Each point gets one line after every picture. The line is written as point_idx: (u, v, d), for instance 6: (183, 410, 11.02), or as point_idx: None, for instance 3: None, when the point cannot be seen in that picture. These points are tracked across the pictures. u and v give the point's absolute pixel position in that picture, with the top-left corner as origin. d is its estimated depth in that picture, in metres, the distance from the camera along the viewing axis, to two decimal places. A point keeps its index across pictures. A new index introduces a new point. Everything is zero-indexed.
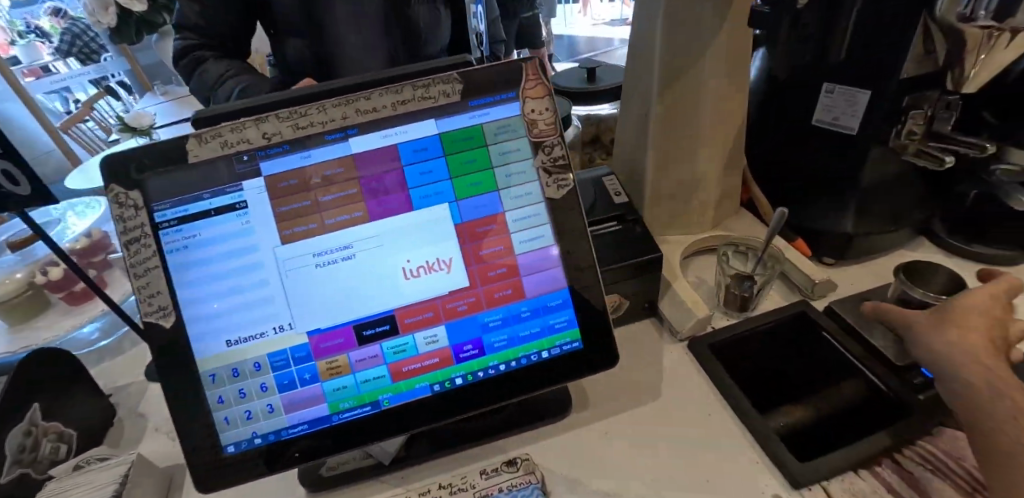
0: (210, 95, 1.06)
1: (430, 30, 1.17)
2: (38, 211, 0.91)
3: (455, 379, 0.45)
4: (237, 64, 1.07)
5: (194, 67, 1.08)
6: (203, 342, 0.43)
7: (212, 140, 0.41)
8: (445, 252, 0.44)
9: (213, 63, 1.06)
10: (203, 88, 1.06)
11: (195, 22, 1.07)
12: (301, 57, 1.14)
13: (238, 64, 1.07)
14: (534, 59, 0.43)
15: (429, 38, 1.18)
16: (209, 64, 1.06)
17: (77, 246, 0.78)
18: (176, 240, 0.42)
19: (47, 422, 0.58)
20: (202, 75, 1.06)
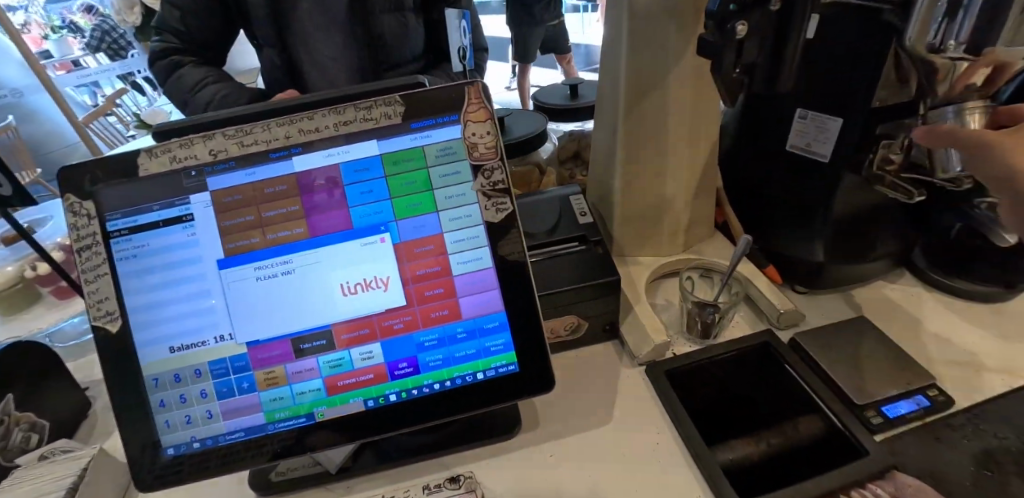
0: (187, 98, 1.18)
1: (394, 40, 1.22)
2: (42, 206, 0.95)
3: (390, 396, 0.46)
4: (216, 71, 1.20)
5: (171, 70, 1.18)
6: (147, 348, 0.44)
7: (162, 155, 0.43)
8: (382, 270, 0.45)
9: (190, 69, 1.18)
10: (181, 91, 1.18)
11: (173, 25, 1.16)
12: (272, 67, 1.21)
13: (214, 70, 1.20)
14: (477, 84, 0.45)
15: (393, 47, 1.22)
16: (186, 69, 1.17)
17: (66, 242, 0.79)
18: (126, 249, 0.44)
19: (19, 412, 0.60)
20: (178, 80, 1.18)
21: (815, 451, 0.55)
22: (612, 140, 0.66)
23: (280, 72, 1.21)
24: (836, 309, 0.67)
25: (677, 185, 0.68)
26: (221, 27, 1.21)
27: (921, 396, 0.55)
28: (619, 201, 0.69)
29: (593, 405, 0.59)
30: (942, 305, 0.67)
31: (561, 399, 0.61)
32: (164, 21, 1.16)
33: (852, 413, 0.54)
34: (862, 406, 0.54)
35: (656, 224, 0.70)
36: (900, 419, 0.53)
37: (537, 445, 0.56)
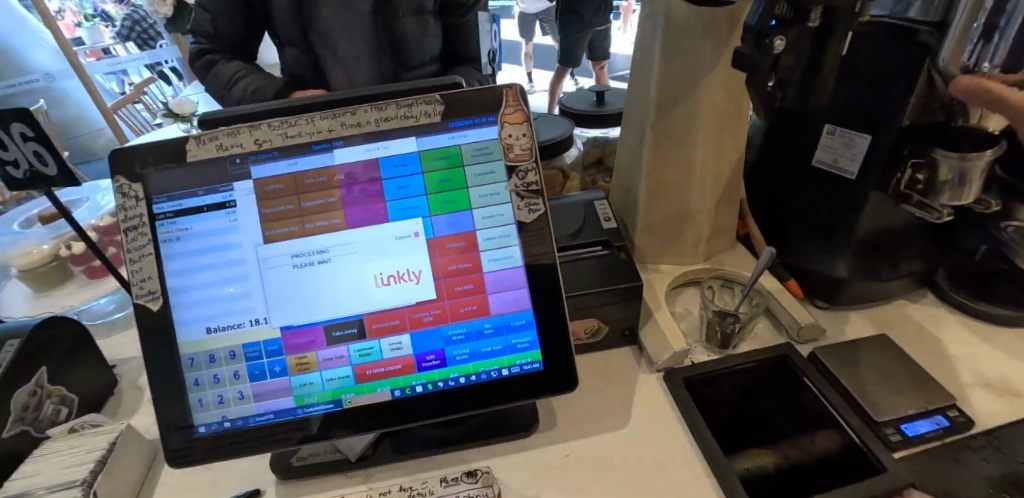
0: (224, 94, 1.22)
1: (415, 39, 1.21)
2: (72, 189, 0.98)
3: (416, 387, 0.47)
4: (248, 65, 1.22)
5: (206, 68, 1.22)
6: (185, 328, 0.45)
7: (209, 142, 0.44)
8: (414, 264, 0.46)
9: (223, 65, 1.21)
10: (217, 88, 1.21)
11: (206, 29, 1.20)
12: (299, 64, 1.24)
13: (247, 64, 1.23)
14: (515, 87, 0.46)
15: (413, 46, 1.22)
16: (219, 66, 1.20)
17: (99, 223, 0.82)
18: (170, 231, 0.45)
19: (52, 385, 0.62)
20: (215, 78, 1.21)
21: (832, 466, 0.55)
22: (640, 148, 0.67)
23: (306, 68, 1.24)
24: (858, 326, 0.67)
25: (702, 195, 0.68)
26: (248, 29, 1.23)
27: (942, 417, 0.55)
28: (644, 208, 0.70)
29: (610, 408, 0.60)
30: (964, 328, 0.66)
31: (578, 400, 0.61)
32: (197, 25, 1.21)
33: (870, 430, 0.54)
34: (881, 423, 0.54)
35: (678, 232, 0.71)
36: (919, 438, 0.53)
37: (554, 444, 0.57)
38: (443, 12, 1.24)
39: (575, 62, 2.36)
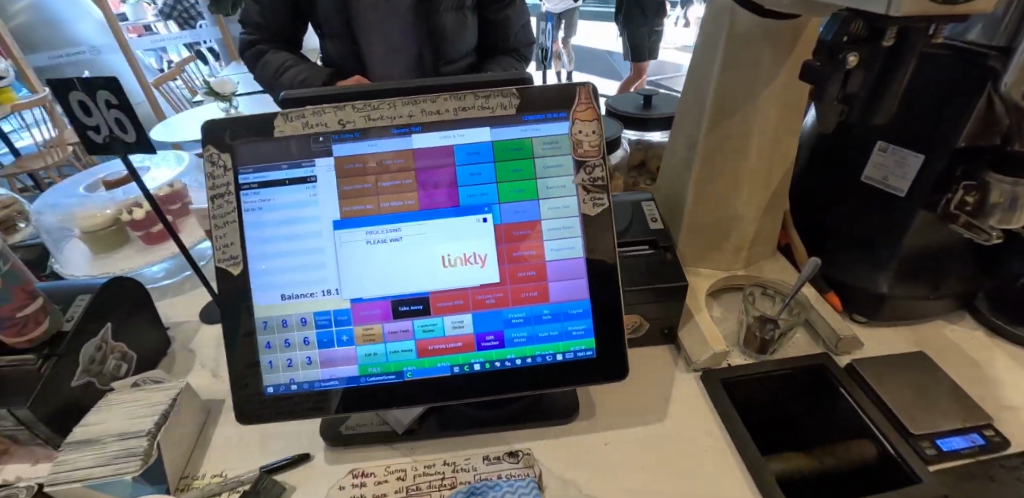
0: (273, 83, 1.24)
1: (456, 34, 1.21)
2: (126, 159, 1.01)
3: (474, 365, 0.49)
4: (296, 55, 1.25)
5: (257, 58, 1.25)
6: (261, 294, 0.48)
7: (296, 120, 0.47)
8: (481, 248, 0.48)
9: (273, 55, 1.23)
10: (267, 76, 1.24)
11: (254, 19, 1.23)
12: (342, 54, 1.27)
13: (294, 55, 1.25)
14: (588, 86, 0.48)
15: (454, 42, 1.22)
16: (270, 55, 1.22)
17: (160, 193, 0.85)
18: (253, 201, 0.48)
19: (114, 341, 0.65)
20: (265, 66, 1.24)
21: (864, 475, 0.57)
22: (691, 153, 0.69)
23: (348, 59, 1.27)
24: (894, 342, 0.68)
25: (748, 203, 0.70)
26: (293, 19, 1.25)
27: (977, 435, 0.56)
28: (690, 212, 0.71)
29: (648, 403, 0.62)
30: (1002, 352, 0.67)
31: (617, 393, 0.63)
32: (247, 16, 1.23)
33: (906, 442, 0.55)
34: (917, 436, 0.55)
35: (721, 238, 0.72)
36: (957, 453, 0.54)
37: (594, 432, 0.59)
38: (482, 7, 1.24)
39: (642, 57, 2.17)
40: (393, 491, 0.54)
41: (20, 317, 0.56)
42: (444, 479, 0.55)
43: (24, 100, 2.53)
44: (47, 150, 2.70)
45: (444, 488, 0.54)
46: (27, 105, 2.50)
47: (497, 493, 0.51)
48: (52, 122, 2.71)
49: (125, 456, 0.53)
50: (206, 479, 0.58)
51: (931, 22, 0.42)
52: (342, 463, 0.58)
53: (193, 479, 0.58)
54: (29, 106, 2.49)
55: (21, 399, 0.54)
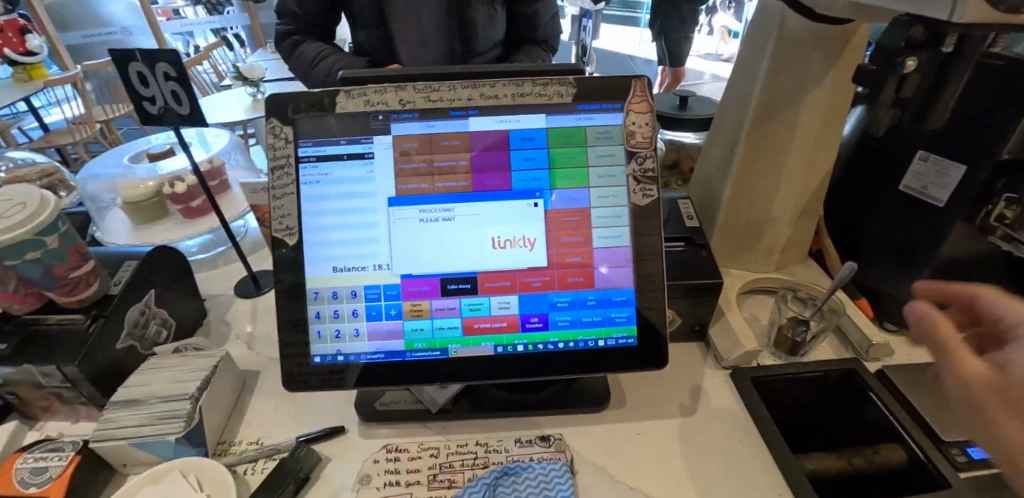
0: (308, 73, 1.26)
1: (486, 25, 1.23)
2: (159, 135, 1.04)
3: (517, 345, 0.50)
4: (331, 46, 1.27)
5: (292, 49, 1.27)
6: (315, 265, 0.49)
7: (357, 97, 0.48)
8: (531, 232, 0.49)
9: (309, 46, 1.25)
10: (302, 66, 1.26)
11: (291, 9, 1.25)
12: (375, 43, 1.28)
13: (329, 45, 1.27)
14: (643, 79, 0.49)
15: (484, 33, 1.24)
16: (306, 46, 1.25)
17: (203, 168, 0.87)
18: (311, 174, 0.49)
19: (156, 307, 0.67)
20: (300, 56, 1.25)
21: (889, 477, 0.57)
22: (730, 154, 0.70)
23: (381, 49, 1.28)
24: (924, 352, 0.68)
25: (784, 206, 0.71)
26: (328, 8, 1.27)
27: None
28: (725, 212, 0.72)
29: (677, 397, 0.63)
30: None
31: (647, 385, 0.64)
32: (284, 7, 1.25)
33: (937, 448, 0.55)
34: (947, 443, 0.55)
35: (754, 240, 0.73)
36: (987, 462, 0.53)
37: (624, 422, 0.60)
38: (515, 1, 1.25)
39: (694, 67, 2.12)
40: (427, 467, 0.56)
41: (72, 277, 0.57)
42: (477, 459, 0.56)
43: (57, 77, 2.59)
44: (75, 127, 2.75)
45: (477, 467, 0.55)
46: (59, 81, 2.56)
47: (530, 475, 0.53)
48: (81, 99, 2.77)
49: (169, 417, 0.55)
50: (243, 446, 0.59)
51: (991, 29, 0.43)
52: (377, 438, 0.59)
53: (230, 445, 0.59)
54: (61, 83, 2.55)
55: (69, 357, 0.55)
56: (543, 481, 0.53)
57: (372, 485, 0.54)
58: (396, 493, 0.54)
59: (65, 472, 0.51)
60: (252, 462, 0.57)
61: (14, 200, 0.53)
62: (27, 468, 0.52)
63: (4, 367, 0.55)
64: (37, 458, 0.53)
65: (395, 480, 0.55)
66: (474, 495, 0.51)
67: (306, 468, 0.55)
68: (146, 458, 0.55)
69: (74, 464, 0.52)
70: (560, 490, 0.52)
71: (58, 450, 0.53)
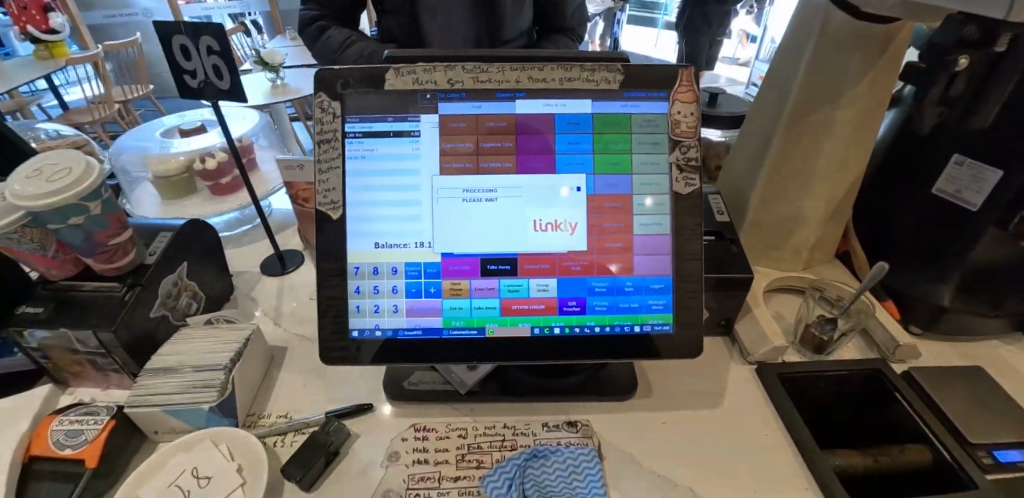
0: (334, 58, 1.26)
1: (512, 13, 1.23)
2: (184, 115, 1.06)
3: (554, 328, 0.50)
4: (357, 32, 1.27)
5: (318, 33, 1.27)
6: (358, 240, 0.50)
7: (406, 75, 0.48)
8: (573, 216, 0.49)
9: (336, 31, 1.25)
10: (328, 51, 1.26)
11: None
12: (401, 30, 1.28)
13: (355, 31, 1.27)
14: (690, 68, 0.49)
15: (510, 21, 1.24)
16: (333, 31, 1.25)
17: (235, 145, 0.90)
18: (357, 149, 0.49)
19: (188, 280, 0.67)
20: (327, 41, 1.26)
21: (913, 476, 0.57)
22: (763, 151, 0.70)
23: (406, 36, 1.28)
24: (949, 356, 0.68)
25: (813, 206, 0.71)
26: None
27: None
28: (754, 209, 0.73)
29: (702, 389, 0.63)
30: None
31: (672, 377, 0.64)
32: None
33: (964, 449, 0.55)
34: (974, 445, 0.55)
35: (782, 238, 0.73)
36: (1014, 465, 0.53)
37: (651, 411, 0.60)
38: None
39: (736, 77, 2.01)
40: (455, 447, 0.56)
41: (111, 245, 0.58)
42: (505, 441, 0.56)
43: (78, 56, 2.62)
44: (94, 106, 2.78)
45: (505, 449, 0.56)
46: (80, 60, 2.58)
47: (559, 459, 0.53)
48: (100, 79, 2.80)
49: (204, 386, 0.55)
50: (272, 418, 0.60)
51: None
52: (405, 417, 0.60)
53: (260, 417, 0.60)
54: (82, 62, 2.58)
55: (105, 323, 0.56)
56: (572, 466, 0.53)
57: (401, 462, 0.55)
58: (425, 470, 0.54)
59: (101, 435, 0.52)
60: (282, 435, 0.58)
61: (59, 165, 0.53)
62: (62, 430, 0.52)
63: (41, 330, 0.55)
64: (73, 421, 0.53)
65: (423, 459, 0.55)
66: (505, 474, 0.51)
67: (336, 442, 0.55)
68: (178, 426, 0.55)
69: (109, 429, 0.53)
70: (589, 476, 0.52)
71: (93, 414, 0.54)
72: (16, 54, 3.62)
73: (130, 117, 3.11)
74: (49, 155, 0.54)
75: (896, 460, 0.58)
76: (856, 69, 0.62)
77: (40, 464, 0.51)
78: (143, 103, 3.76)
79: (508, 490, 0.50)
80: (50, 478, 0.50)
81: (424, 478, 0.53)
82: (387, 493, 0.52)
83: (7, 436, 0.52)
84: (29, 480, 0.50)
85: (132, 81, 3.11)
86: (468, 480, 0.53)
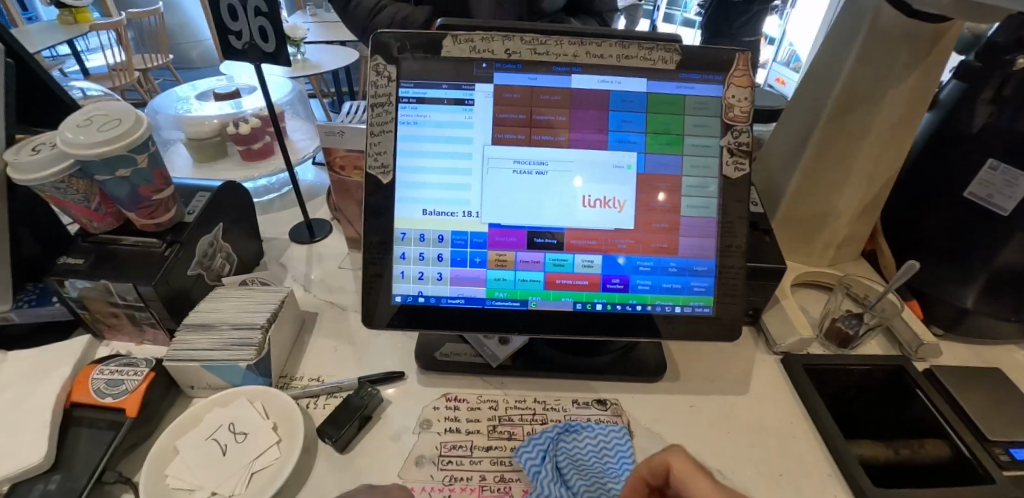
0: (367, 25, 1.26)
1: None
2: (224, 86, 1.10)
3: (596, 304, 0.51)
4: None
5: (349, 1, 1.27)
6: (405, 205, 0.50)
7: (464, 43, 0.48)
8: (622, 194, 0.50)
9: None
10: (361, 19, 1.26)
11: None
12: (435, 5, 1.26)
13: None
14: (748, 53, 0.49)
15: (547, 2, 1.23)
16: None
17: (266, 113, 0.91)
18: (410, 115, 0.49)
19: (222, 241, 0.67)
20: (359, 8, 1.25)
21: (929, 470, 0.58)
22: (801, 144, 0.70)
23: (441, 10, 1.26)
24: (973, 359, 0.69)
25: (847, 202, 0.71)
26: None
27: None
28: (787, 202, 0.73)
29: (728, 376, 0.64)
30: None
31: (699, 362, 0.65)
32: None
33: (982, 446, 0.56)
34: (992, 441, 0.56)
35: (812, 233, 0.74)
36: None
37: (678, 394, 0.61)
38: None
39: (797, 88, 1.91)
40: (486, 418, 0.57)
41: (154, 201, 0.58)
42: (536, 415, 0.57)
43: (101, 22, 2.63)
44: (114, 73, 2.81)
45: (535, 423, 0.57)
46: (103, 26, 2.60)
47: (591, 435, 0.54)
48: (121, 46, 2.81)
49: (242, 344, 0.56)
50: (304, 381, 0.60)
51: None
52: (436, 387, 0.60)
53: (292, 379, 0.60)
54: (106, 28, 2.60)
55: (146, 278, 0.56)
56: (603, 441, 0.54)
57: (433, 430, 0.56)
58: (456, 439, 0.55)
59: (140, 386, 0.53)
60: (314, 397, 0.58)
61: (109, 116, 0.53)
62: (103, 379, 0.53)
63: (82, 280, 0.56)
64: (113, 370, 0.54)
65: (454, 428, 0.56)
66: (538, 446, 0.52)
67: (370, 407, 0.56)
68: (214, 382, 0.56)
69: (148, 380, 0.53)
70: (620, 452, 0.53)
71: (133, 365, 0.55)
72: (38, 18, 3.64)
73: (148, 86, 3.13)
74: (99, 107, 0.55)
75: (916, 453, 0.58)
76: (901, 66, 0.62)
77: (81, 411, 0.52)
78: (162, 73, 3.78)
79: (542, 461, 0.51)
80: (90, 424, 0.51)
81: (456, 446, 0.54)
82: (420, 458, 0.53)
83: (51, 381, 0.53)
84: (70, 425, 0.51)
85: (151, 49, 3.11)
86: (500, 450, 0.54)
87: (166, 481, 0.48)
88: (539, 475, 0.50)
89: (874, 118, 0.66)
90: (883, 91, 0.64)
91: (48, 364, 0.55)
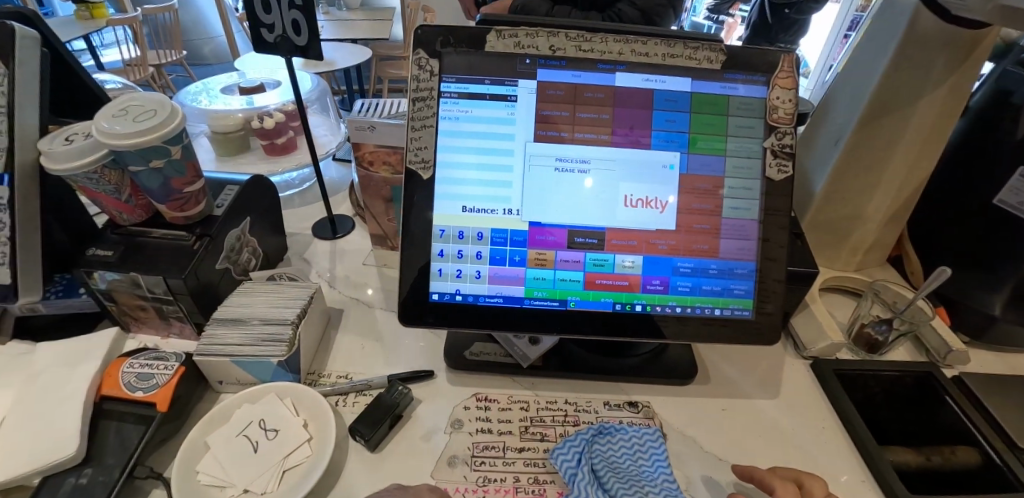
0: None
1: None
2: (246, 82, 1.12)
3: (635, 305, 0.52)
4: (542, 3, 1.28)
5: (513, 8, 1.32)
6: (446, 202, 0.50)
7: (508, 38, 0.47)
8: (664, 194, 0.50)
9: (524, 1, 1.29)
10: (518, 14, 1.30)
11: None
12: None
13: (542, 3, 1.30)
14: (793, 54, 0.48)
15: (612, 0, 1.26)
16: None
17: (287, 108, 0.94)
18: (452, 110, 0.49)
19: (248, 236, 0.66)
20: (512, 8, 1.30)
21: (961, 478, 0.57)
22: (832, 148, 0.70)
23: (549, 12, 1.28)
24: (1002, 367, 0.67)
25: (876, 207, 0.71)
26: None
27: None
28: (816, 206, 0.73)
29: (758, 379, 0.63)
30: None
31: (727, 366, 0.65)
32: None
33: (1013, 453, 0.55)
34: None
35: (840, 238, 0.74)
36: None
37: (707, 397, 0.61)
38: None
39: None
40: (518, 418, 0.56)
41: (185, 193, 0.57)
42: (568, 417, 0.57)
43: (116, 17, 2.65)
44: (128, 68, 2.84)
45: (567, 424, 0.56)
46: (120, 22, 2.61)
47: (625, 437, 0.53)
48: (136, 42, 2.84)
49: (272, 340, 0.55)
50: (332, 378, 0.59)
51: None
52: (465, 386, 0.59)
53: (320, 376, 0.60)
54: (121, 24, 2.62)
55: (176, 271, 0.55)
56: (637, 444, 0.53)
57: (464, 430, 0.55)
58: (488, 440, 0.54)
59: (171, 380, 0.52)
60: (343, 395, 0.58)
61: (144, 107, 0.53)
62: (133, 372, 0.53)
63: (112, 272, 0.55)
64: (143, 364, 0.53)
65: (486, 428, 0.55)
66: (573, 448, 0.51)
67: (402, 405, 0.56)
68: (243, 377, 0.56)
69: (179, 375, 0.53)
70: (655, 455, 0.52)
71: (162, 359, 0.54)
72: (55, 13, 3.67)
73: (161, 81, 3.15)
74: (133, 98, 0.54)
75: (948, 460, 0.58)
76: (938, 72, 0.62)
77: (111, 404, 0.51)
78: (178, 68, 3.85)
79: (578, 463, 0.50)
80: (120, 417, 0.50)
81: (489, 447, 0.53)
82: (453, 458, 0.52)
83: (82, 373, 0.52)
84: (101, 418, 0.50)
85: (165, 46, 3.14)
86: (532, 452, 0.53)
87: (197, 478, 0.48)
88: (576, 477, 0.48)
89: (907, 123, 0.65)
90: (918, 96, 0.63)
91: (76, 357, 0.54)
